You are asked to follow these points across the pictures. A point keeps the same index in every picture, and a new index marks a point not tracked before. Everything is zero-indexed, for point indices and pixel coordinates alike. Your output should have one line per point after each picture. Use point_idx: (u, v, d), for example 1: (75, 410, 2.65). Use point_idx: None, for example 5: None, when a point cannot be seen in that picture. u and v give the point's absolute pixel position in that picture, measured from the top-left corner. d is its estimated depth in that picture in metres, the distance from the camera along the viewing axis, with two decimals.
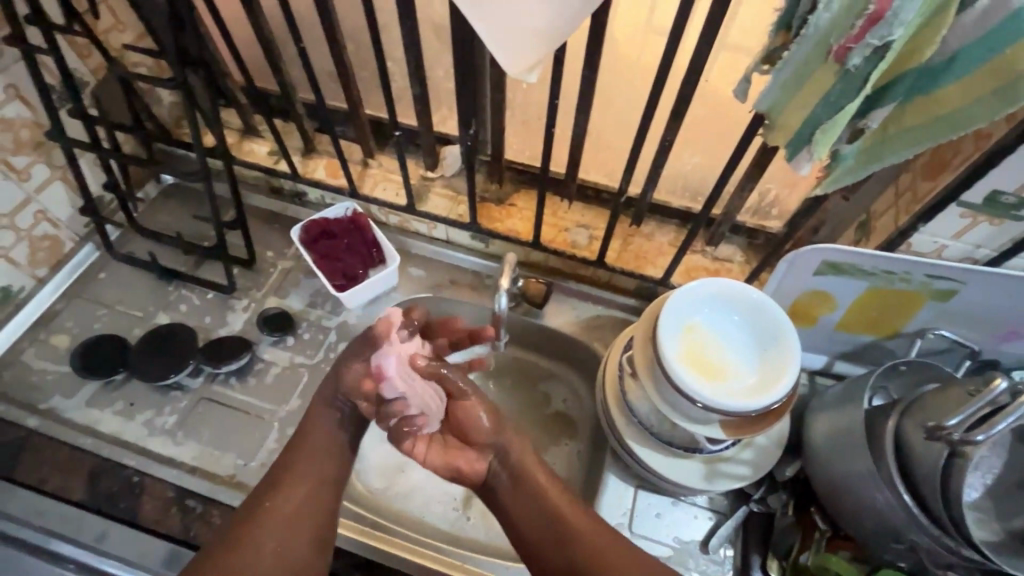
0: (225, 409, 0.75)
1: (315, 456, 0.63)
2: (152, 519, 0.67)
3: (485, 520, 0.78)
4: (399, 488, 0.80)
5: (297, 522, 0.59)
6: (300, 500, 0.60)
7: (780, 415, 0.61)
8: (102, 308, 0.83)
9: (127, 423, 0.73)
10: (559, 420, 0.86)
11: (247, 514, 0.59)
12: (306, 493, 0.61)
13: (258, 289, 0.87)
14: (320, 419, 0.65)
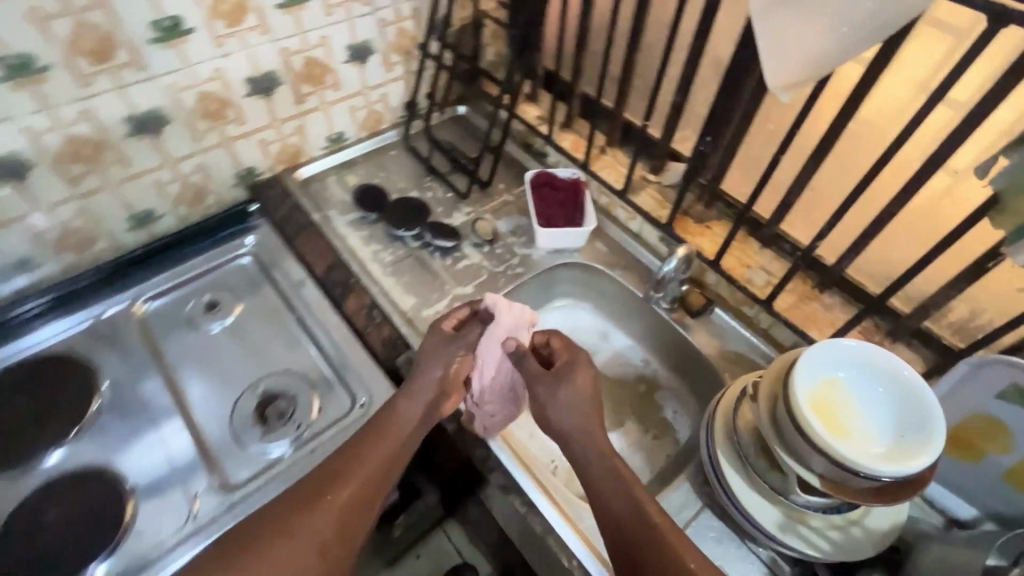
0: (423, 270, 0.97)
1: (377, 466, 0.71)
2: (351, 310, 0.90)
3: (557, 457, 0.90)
4: None
5: (330, 518, 0.67)
6: (363, 489, 0.69)
7: (905, 495, 0.60)
8: (383, 172, 1.13)
9: (362, 247, 1.00)
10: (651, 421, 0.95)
11: (277, 519, 0.66)
12: (371, 475, 0.70)
13: (481, 205, 1.08)
14: (400, 431, 0.73)
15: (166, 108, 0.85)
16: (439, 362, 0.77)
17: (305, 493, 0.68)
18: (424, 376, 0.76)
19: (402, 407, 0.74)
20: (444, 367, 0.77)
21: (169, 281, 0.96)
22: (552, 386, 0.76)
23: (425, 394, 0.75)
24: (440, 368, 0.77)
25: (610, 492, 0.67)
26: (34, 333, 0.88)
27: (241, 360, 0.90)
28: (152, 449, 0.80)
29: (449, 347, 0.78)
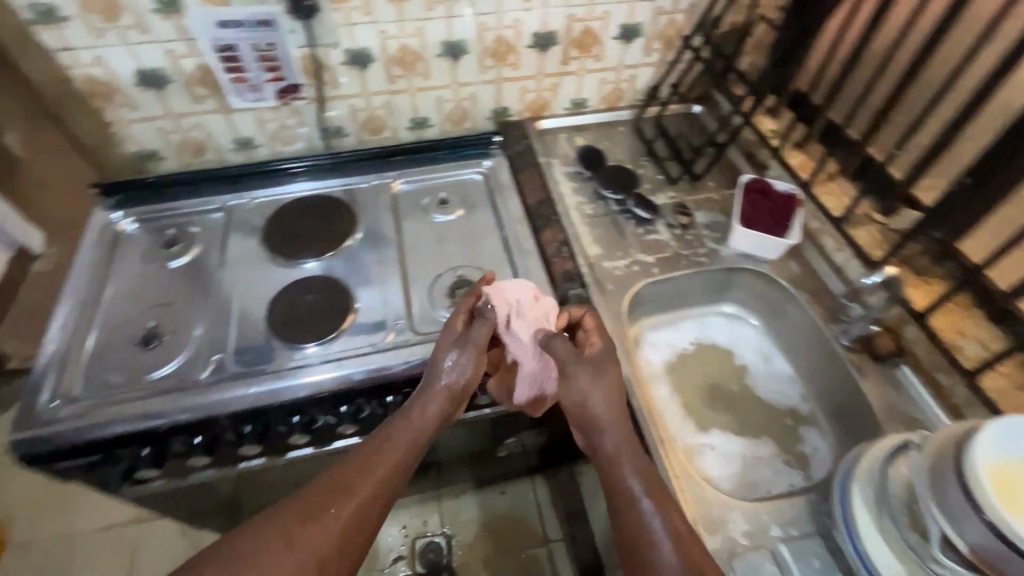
0: (614, 229, 1.06)
1: (390, 466, 0.71)
2: (545, 238, 1.03)
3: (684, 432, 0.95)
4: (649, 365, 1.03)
5: (349, 519, 0.65)
6: (374, 490, 0.68)
7: None
8: (607, 141, 1.25)
9: (570, 195, 1.12)
10: (785, 446, 0.95)
11: (297, 513, 0.64)
12: (386, 472, 0.70)
13: (686, 193, 1.13)
14: (409, 434, 0.74)
15: (471, 41, 1.07)
16: (456, 351, 0.80)
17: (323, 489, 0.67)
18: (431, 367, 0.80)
19: (426, 413, 0.76)
20: (459, 371, 0.79)
21: (423, 175, 1.18)
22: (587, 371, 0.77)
23: (434, 389, 0.78)
24: (457, 357, 0.80)
25: (631, 503, 0.67)
26: (329, 179, 1.16)
27: (453, 250, 1.07)
28: (376, 285, 1.01)
29: (462, 352, 0.80)
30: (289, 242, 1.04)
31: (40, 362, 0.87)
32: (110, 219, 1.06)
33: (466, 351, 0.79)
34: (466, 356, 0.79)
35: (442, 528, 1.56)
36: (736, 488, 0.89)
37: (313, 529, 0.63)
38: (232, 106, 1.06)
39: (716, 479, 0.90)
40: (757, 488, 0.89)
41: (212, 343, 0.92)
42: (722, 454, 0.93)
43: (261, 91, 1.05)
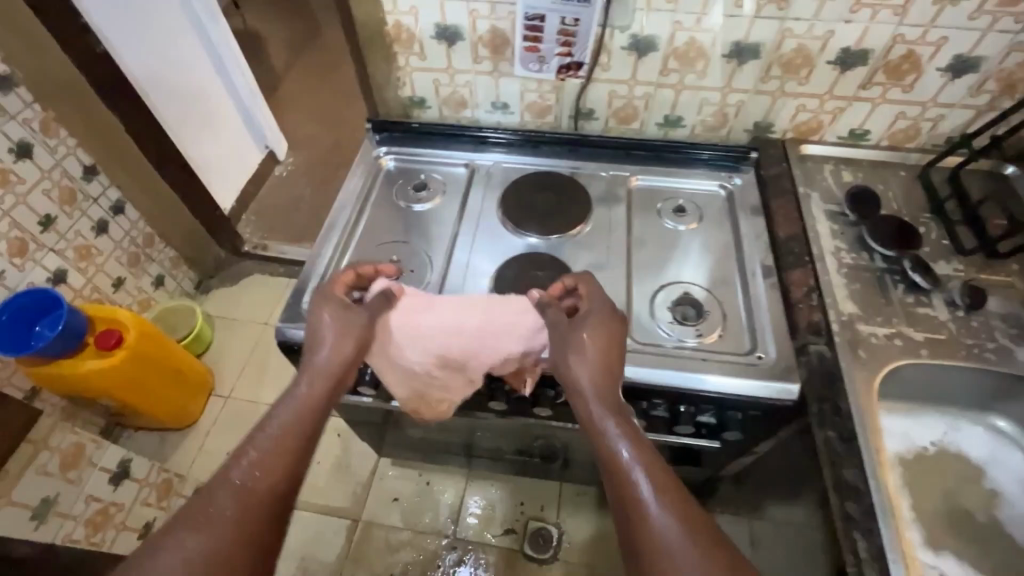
0: (876, 290, 0.91)
1: (301, 437, 0.66)
2: (792, 279, 0.92)
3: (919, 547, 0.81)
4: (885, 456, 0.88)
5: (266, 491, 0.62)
6: (285, 454, 0.64)
7: None
8: (881, 184, 1.08)
9: (828, 237, 0.98)
10: None
11: (211, 508, 0.59)
12: (295, 434, 0.66)
13: (978, 271, 0.94)
14: (294, 408, 0.68)
15: (766, 46, 0.98)
16: (340, 324, 0.76)
17: (220, 483, 0.61)
18: (314, 333, 0.75)
19: (306, 397, 0.69)
20: (340, 347, 0.74)
21: (662, 176, 1.14)
22: (573, 327, 0.75)
23: (326, 355, 0.73)
24: (338, 325, 0.76)
25: (616, 471, 0.63)
26: (567, 160, 1.18)
27: (681, 263, 1.00)
28: (596, 277, 0.99)
29: (345, 320, 0.77)
30: (523, 211, 1.06)
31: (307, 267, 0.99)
32: (378, 153, 1.18)
33: (354, 320, 0.78)
34: (334, 329, 0.75)
35: (557, 521, 1.56)
36: None
37: (235, 511, 0.60)
38: (514, 72, 1.09)
39: None
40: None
41: (443, 290, 0.98)
42: None
43: (546, 63, 1.06)
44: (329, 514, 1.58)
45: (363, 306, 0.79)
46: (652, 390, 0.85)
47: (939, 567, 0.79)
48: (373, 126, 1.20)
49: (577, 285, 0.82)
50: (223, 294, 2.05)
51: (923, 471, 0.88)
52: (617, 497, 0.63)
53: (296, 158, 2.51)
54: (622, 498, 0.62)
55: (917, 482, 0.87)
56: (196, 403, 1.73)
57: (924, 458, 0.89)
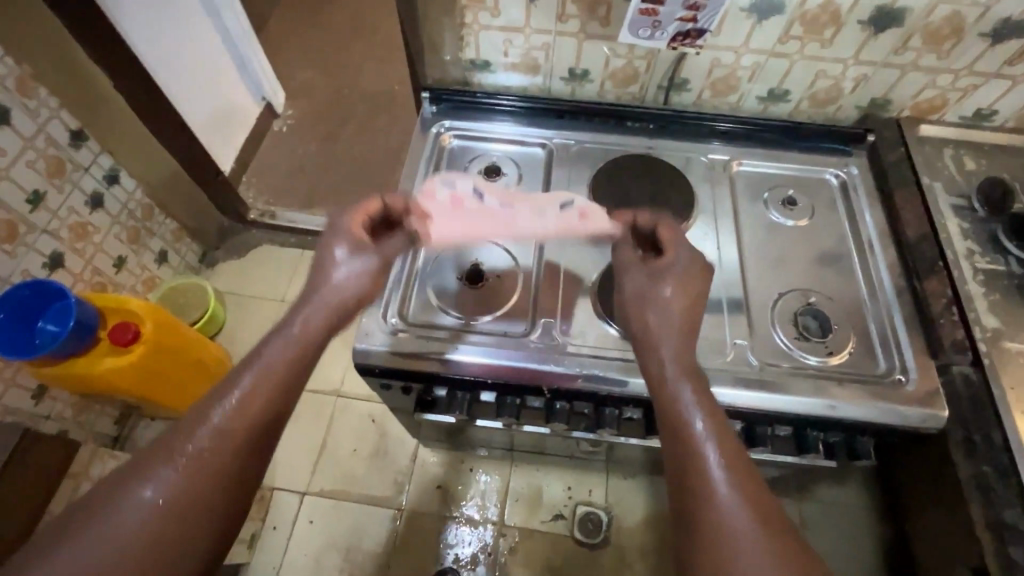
0: (1016, 300, 0.83)
1: (287, 373, 0.63)
2: (927, 289, 0.83)
3: None
4: None
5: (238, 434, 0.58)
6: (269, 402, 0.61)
7: None
8: (1006, 173, 0.97)
9: (959, 237, 0.88)
10: None
11: (192, 431, 0.57)
12: (284, 366, 0.62)
13: None
14: (293, 341, 0.64)
15: (913, 12, 0.83)
16: (364, 254, 0.71)
17: (198, 419, 0.58)
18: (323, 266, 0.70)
19: (307, 321, 0.66)
20: (352, 277, 0.70)
21: (764, 160, 1.01)
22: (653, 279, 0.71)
23: (328, 295, 0.68)
24: (360, 257, 0.71)
25: (687, 443, 0.58)
26: (655, 138, 1.04)
27: (796, 266, 0.90)
28: None
29: (369, 249, 0.72)
30: (617, 202, 0.93)
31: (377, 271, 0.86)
32: (437, 128, 1.02)
33: (370, 261, 0.71)
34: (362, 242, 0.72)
35: (607, 505, 1.52)
36: None
37: (204, 451, 0.56)
38: (616, 38, 0.92)
39: None
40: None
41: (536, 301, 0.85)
42: None
43: (661, 29, 0.89)
44: (371, 503, 1.52)
45: (376, 246, 0.73)
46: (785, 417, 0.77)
47: None
48: (428, 95, 1.04)
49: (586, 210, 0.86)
50: (230, 268, 1.88)
51: None
52: (678, 460, 0.58)
53: (295, 110, 2.26)
54: (685, 462, 0.57)
55: None
56: None
57: None
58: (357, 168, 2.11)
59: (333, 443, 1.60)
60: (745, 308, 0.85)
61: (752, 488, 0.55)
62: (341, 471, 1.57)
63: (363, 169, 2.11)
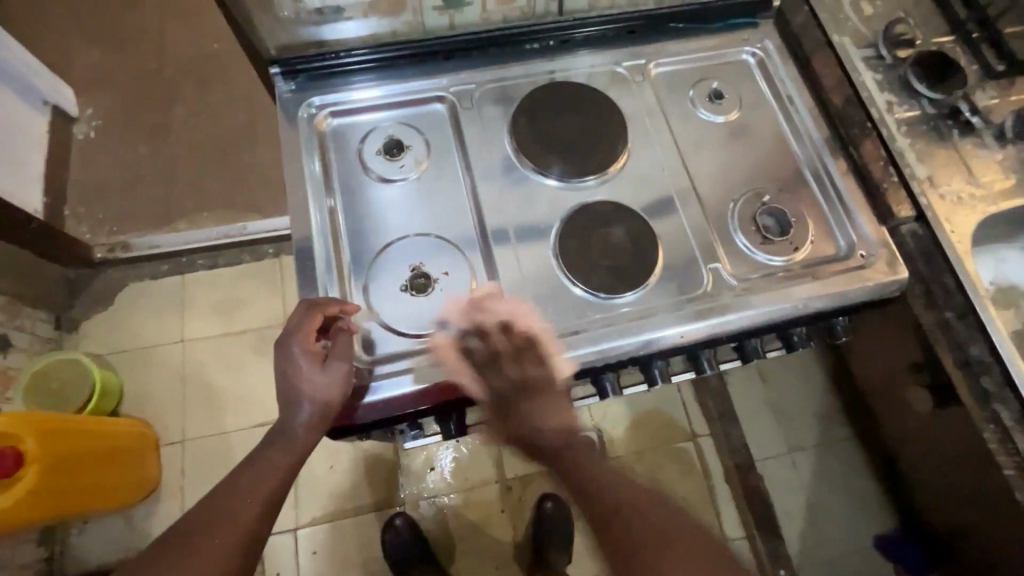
0: (938, 145, 0.86)
1: (283, 450, 0.68)
2: (866, 156, 0.83)
3: None
4: None
5: (268, 465, 0.68)
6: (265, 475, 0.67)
7: None
8: (904, 12, 0.96)
9: (877, 92, 0.88)
10: None
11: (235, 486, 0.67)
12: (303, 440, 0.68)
13: (1012, 94, 0.91)
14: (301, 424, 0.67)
15: None
16: (322, 374, 0.66)
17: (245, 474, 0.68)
18: (283, 384, 0.67)
19: (291, 429, 0.67)
20: (319, 390, 0.66)
21: (680, 53, 0.91)
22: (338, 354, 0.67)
23: (302, 413, 0.66)
24: (321, 372, 0.66)
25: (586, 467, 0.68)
26: (562, 57, 0.89)
27: (739, 165, 0.86)
28: (662, 209, 0.81)
29: (323, 374, 0.66)
30: (546, 145, 0.81)
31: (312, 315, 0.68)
32: (305, 108, 0.80)
33: (320, 366, 0.66)
34: (316, 360, 0.67)
35: (595, 424, 1.58)
36: None
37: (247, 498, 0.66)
38: None
39: None
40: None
41: (497, 293, 0.74)
42: None
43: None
44: (370, 511, 1.46)
45: (330, 361, 0.66)
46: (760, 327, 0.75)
47: None
48: (280, 69, 0.82)
49: (343, 316, 0.69)
50: (100, 323, 1.56)
51: None
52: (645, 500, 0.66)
53: (97, 104, 1.79)
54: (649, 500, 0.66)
55: None
56: (149, 461, 1.40)
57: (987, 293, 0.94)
58: (207, 159, 1.74)
59: (306, 468, 1.49)
60: (707, 226, 0.80)
61: (696, 540, 0.62)
62: (325, 492, 1.47)
63: (213, 157, 1.75)
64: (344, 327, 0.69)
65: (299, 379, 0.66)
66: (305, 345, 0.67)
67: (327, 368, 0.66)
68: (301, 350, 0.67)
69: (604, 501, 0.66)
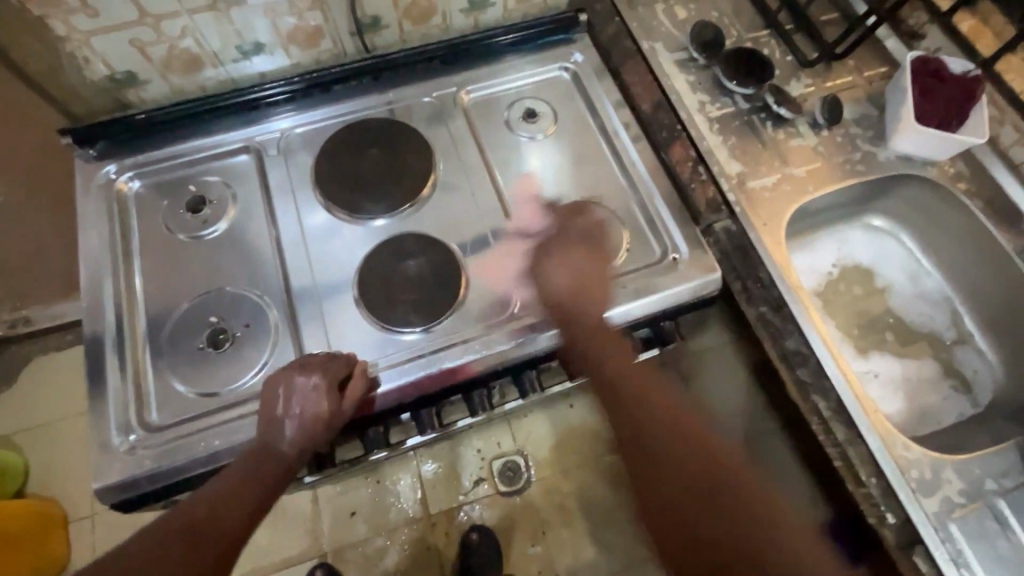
0: (750, 138, 0.86)
1: (263, 471, 0.62)
2: (674, 159, 0.84)
3: (863, 359, 0.88)
4: (820, 299, 0.92)
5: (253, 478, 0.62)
6: (240, 498, 0.61)
7: None
8: (717, 11, 0.97)
9: (688, 92, 0.89)
10: (947, 365, 0.87)
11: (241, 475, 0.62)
12: (284, 465, 0.63)
13: (825, 81, 0.91)
14: (268, 456, 0.63)
15: None
16: (308, 403, 0.64)
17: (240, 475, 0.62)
18: (268, 419, 0.64)
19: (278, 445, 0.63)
20: (297, 423, 0.64)
21: (494, 76, 0.92)
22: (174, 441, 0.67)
23: (260, 450, 0.63)
24: (309, 405, 0.64)
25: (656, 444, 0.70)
26: (375, 94, 0.90)
27: (555, 180, 0.85)
28: (474, 235, 0.80)
29: (316, 411, 0.64)
30: (351, 185, 0.82)
31: (128, 394, 0.69)
32: (103, 175, 0.81)
33: (315, 398, 0.64)
34: (332, 395, 0.65)
35: (519, 448, 1.53)
36: (912, 416, 0.83)
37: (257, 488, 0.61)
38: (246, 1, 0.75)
39: (895, 415, 0.83)
40: (929, 418, 0.83)
41: (299, 339, 0.73)
42: (889, 388, 0.86)
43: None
44: (291, 565, 1.42)
45: (339, 401, 0.66)
46: (574, 344, 0.75)
47: (866, 376, 0.87)
48: (73, 139, 0.80)
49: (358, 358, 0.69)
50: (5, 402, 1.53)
51: (834, 294, 0.93)
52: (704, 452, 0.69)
53: None
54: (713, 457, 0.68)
55: (833, 309, 0.92)
56: (54, 540, 1.35)
57: (832, 277, 0.94)
58: None
59: None
60: (519, 247, 0.80)
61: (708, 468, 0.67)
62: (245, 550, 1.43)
63: None
64: (349, 370, 0.68)
65: (293, 401, 0.64)
66: (293, 387, 0.65)
67: (319, 408, 0.64)
68: (307, 382, 0.65)
69: (680, 437, 0.70)
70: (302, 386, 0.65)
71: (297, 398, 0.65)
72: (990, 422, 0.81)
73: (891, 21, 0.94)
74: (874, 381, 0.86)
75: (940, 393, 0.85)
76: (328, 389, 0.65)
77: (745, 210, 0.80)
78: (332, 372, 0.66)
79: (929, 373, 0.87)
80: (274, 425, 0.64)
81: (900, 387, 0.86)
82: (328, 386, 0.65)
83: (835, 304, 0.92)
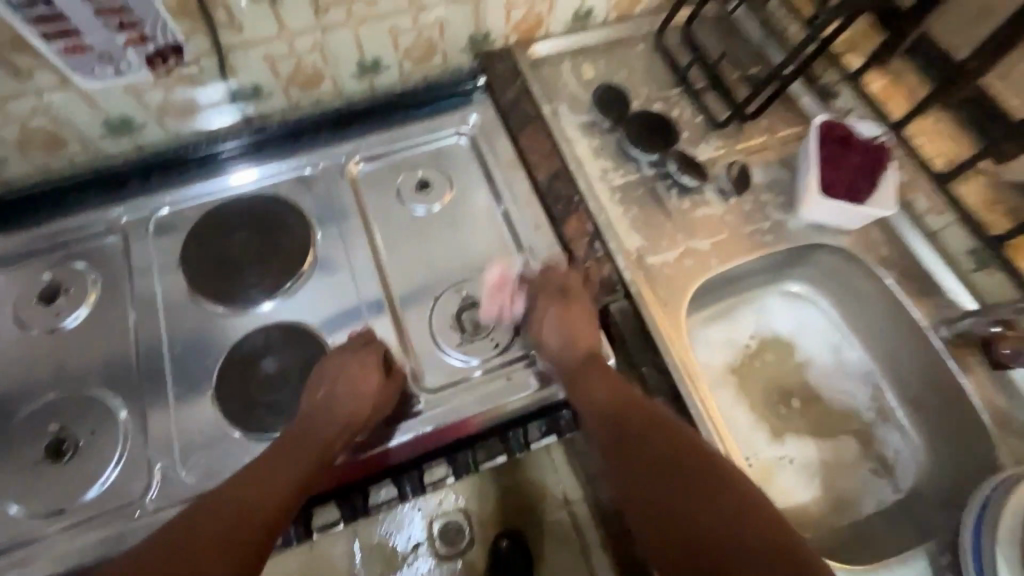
0: (654, 208, 0.81)
1: (256, 489, 0.57)
2: (571, 234, 0.79)
3: (781, 440, 0.82)
4: (736, 372, 0.87)
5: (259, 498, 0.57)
6: (215, 530, 0.54)
7: None
8: (625, 70, 0.93)
9: (590, 159, 0.84)
10: (870, 445, 0.82)
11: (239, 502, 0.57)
12: (286, 489, 0.58)
13: (734, 143, 0.87)
14: (282, 468, 0.59)
15: None
16: (356, 387, 0.65)
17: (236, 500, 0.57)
18: (310, 406, 0.64)
19: (296, 453, 0.60)
20: (332, 418, 0.63)
21: (388, 142, 0.87)
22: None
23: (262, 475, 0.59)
24: (355, 389, 0.65)
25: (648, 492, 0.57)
26: (259, 163, 0.85)
27: (447, 256, 0.80)
28: (352, 322, 0.75)
29: (366, 392, 0.65)
30: (223, 268, 0.76)
31: None
32: None
33: (367, 380, 0.66)
34: (379, 377, 0.66)
35: None
36: (829, 504, 0.78)
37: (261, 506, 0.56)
38: (82, 87, 0.71)
39: (812, 501, 0.78)
40: (848, 507, 0.78)
41: (150, 446, 0.67)
42: (806, 472, 0.80)
43: (121, 61, 0.70)
44: None
45: (387, 385, 0.67)
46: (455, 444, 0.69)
47: (783, 462, 0.81)
48: None
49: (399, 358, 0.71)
50: None
51: (754, 365, 0.87)
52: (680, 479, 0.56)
53: None
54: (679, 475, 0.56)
55: (752, 382, 0.86)
56: None
57: (751, 347, 0.89)
58: None
59: None
60: (400, 334, 0.74)
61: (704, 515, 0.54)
62: None
63: None
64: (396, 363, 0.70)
65: (343, 385, 0.65)
66: (342, 372, 0.66)
67: (370, 388, 0.65)
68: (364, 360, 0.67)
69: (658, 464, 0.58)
70: (355, 364, 0.66)
71: (350, 374, 0.66)
72: (911, 510, 0.76)
73: (803, 79, 0.90)
74: (791, 466, 0.81)
75: (862, 476, 0.80)
76: (371, 373, 0.66)
77: (642, 290, 0.75)
78: (381, 356, 0.68)
79: (850, 454, 0.81)
80: (315, 412, 0.63)
81: (818, 471, 0.80)
82: (376, 366, 0.67)
83: (754, 376, 0.87)
